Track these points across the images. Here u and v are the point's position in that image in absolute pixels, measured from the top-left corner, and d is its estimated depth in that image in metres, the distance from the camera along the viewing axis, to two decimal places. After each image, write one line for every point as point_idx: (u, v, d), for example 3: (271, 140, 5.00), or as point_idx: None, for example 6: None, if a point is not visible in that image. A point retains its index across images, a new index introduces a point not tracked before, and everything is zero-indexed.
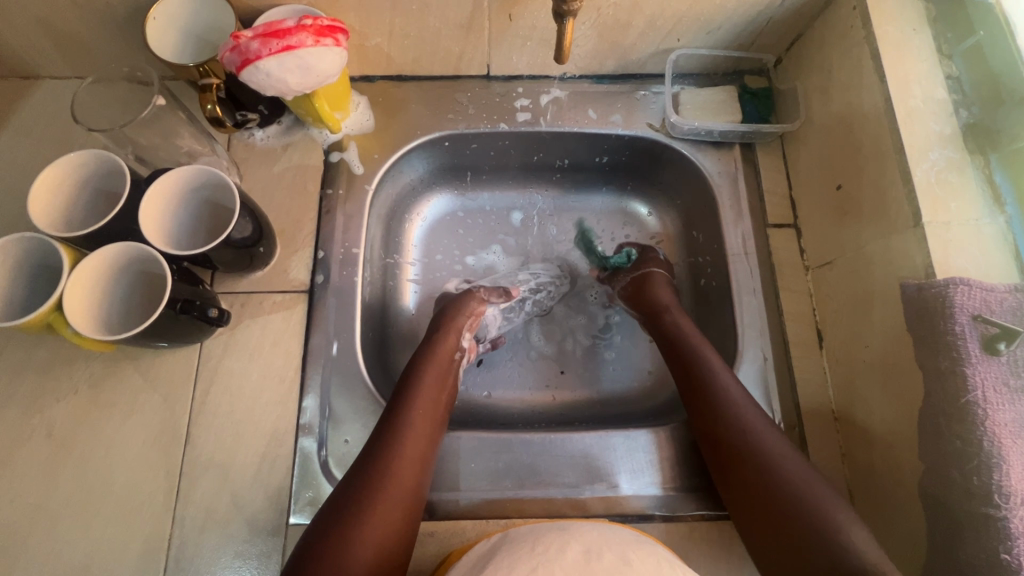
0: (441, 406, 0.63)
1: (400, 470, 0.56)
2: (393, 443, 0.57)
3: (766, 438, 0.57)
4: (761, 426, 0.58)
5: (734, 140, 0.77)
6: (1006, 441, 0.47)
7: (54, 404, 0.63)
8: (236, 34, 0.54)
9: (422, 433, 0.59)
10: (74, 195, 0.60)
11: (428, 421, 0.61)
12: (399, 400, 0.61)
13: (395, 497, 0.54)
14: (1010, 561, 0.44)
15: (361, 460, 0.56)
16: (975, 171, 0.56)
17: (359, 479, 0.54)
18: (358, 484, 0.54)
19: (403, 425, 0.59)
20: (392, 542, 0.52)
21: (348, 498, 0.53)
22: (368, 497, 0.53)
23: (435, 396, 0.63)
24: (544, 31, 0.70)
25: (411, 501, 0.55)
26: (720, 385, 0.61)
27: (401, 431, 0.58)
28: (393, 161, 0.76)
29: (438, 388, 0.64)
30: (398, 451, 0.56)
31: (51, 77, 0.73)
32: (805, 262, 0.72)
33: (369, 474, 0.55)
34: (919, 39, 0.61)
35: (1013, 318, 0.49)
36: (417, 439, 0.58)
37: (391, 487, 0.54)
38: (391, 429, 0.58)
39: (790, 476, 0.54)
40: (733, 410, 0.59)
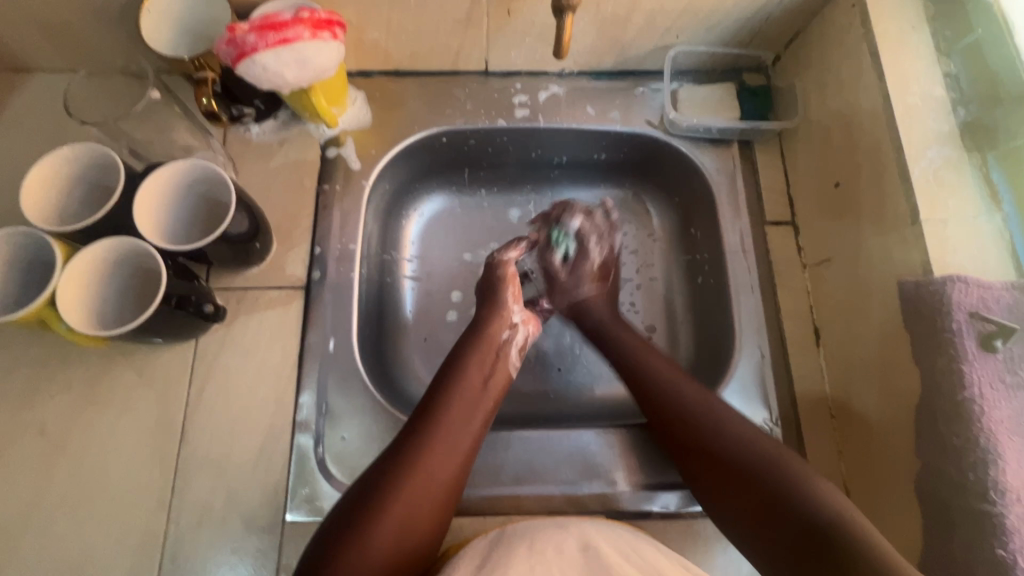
0: (485, 399, 0.62)
1: (432, 457, 0.55)
2: (426, 435, 0.56)
3: (720, 419, 0.58)
4: (716, 412, 0.59)
5: (733, 138, 0.77)
6: (1001, 437, 0.47)
7: (47, 401, 0.63)
8: (232, 27, 0.53)
9: (459, 424, 0.58)
10: (67, 189, 0.59)
11: (469, 414, 0.60)
12: (441, 387, 0.61)
13: (421, 492, 0.53)
14: (1004, 557, 0.44)
15: (392, 448, 0.56)
16: (972, 168, 0.56)
17: (386, 468, 0.54)
18: (387, 474, 0.53)
19: (441, 417, 0.58)
20: (414, 532, 0.52)
21: (378, 481, 0.53)
22: (394, 487, 0.53)
23: (479, 386, 0.62)
24: (542, 26, 0.70)
25: (440, 494, 0.54)
26: (658, 379, 0.63)
27: (437, 423, 0.57)
28: (390, 156, 0.75)
29: (482, 376, 0.63)
30: (432, 442, 0.56)
31: (42, 71, 0.72)
32: (803, 260, 0.72)
33: (396, 465, 0.54)
34: (917, 36, 0.61)
35: (1009, 315, 0.49)
36: (456, 433, 0.58)
37: (419, 478, 0.54)
38: (427, 421, 0.57)
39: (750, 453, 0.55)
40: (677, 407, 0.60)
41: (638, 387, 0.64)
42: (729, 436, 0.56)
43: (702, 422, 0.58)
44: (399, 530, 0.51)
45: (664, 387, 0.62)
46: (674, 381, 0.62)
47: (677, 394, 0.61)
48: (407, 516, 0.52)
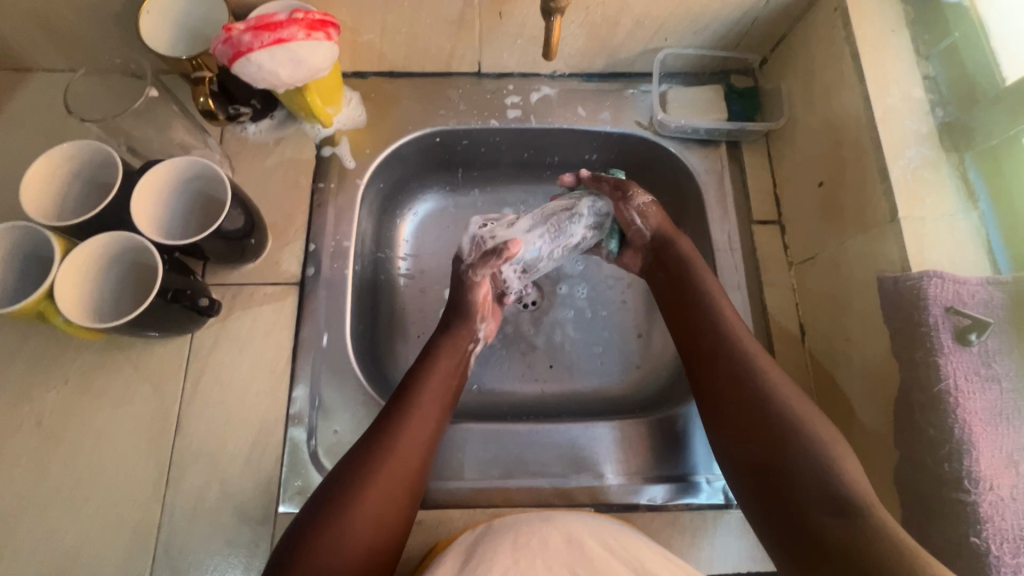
0: (449, 394, 0.63)
1: (398, 455, 0.56)
2: (392, 431, 0.57)
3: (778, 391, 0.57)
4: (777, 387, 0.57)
5: (721, 138, 0.78)
6: (976, 428, 0.48)
7: (43, 394, 0.64)
8: (228, 27, 0.55)
9: (427, 418, 0.60)
10: (66, 185, 0.60)
11: (435, 408, 0.61)
12: (405, 386, 0.62)
13: (389, 489, 0.54)
14: (978, 545, 0.46)
15: (358, 446, 0.56)
16: (950, 168, 0.58)
17: (350, 472, 0.54)
18: (353, 473, 0.54)
19: (407, 413, 0.59)
20: (383, 529, 0.53)
21: (344, 481, 0.53)
22: (360, 485, 0.53)
23: (444, 383, 0.64)
24: (533, 29, 0.71)
25: (408, 488, 0.56)
26: (729, 330, 0.62)
27: (404, 419, 0.58)
28: (384, 155, 0.77)
29: (447, 374, 0.64)
30: (398, 438, 0.57)
31: (43, 70, 0.73)
32: (788, 258, 0.73)
33: (362, 462, 0.55)
34: (897, 40, 0.63)
35: (984, 310, 0.51)
36: (422, 427, 0.59)
37: (387, 474, 0.55)
38: (391, 420, 0.58)
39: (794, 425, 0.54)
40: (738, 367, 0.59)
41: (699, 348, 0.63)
42: (786, 406, 0.55)
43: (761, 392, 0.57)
44: (370, 527, 0.52)
45: (743, 355, 0.60)
46: (744, 339, 0.61)
47: (756, 364, 0.59)
48: (379, 512, 0.53)
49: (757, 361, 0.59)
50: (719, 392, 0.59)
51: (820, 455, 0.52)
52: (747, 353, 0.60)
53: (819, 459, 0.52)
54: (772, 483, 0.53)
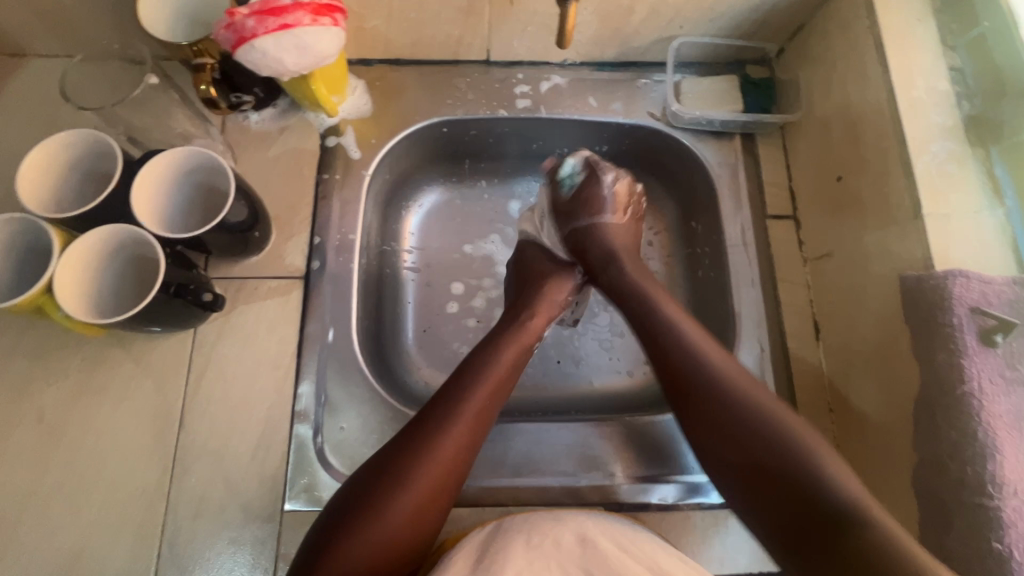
0: (508, 393, 0.60)
1: (448, 458, 0.53)
2: (449, 427, 0.54)
3: (754, 401, 0.54)
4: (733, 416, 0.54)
5: (735, 131, 0.76)
6: (1001, 432, 0.47)
7: (44, 389, 0.62)
8: (231, 11, 0.53)
9: (482, 418, 0.56)
10: (64, 176, 0.58)
11: (491, 406, 0.58)
12: (466, 379, 0.58)
13: (433, 492, 0.52)
14: (1001, 550, 0.45)
15: (410, 435, 0.54)
16: (975, 162, 0.56)
17: (391, 473, 0.51)
18: (395, 470, 0.51)
19: (466, 411, 0.56)
20: (418, 534, 0.51)
21: (390, 476, 0.51)
22: (404, 485, 0.51)
23: (510, 374, 0.61)
24: (545, 15, 0.69)
25: (451, 489, 0.53)
26: (684, 347, 0.59)
27: (462, 416, 0.55)
28: (390, 145, 0.75)
29: (511, 371, 0.61)
30: (453, 435, 0.54)
31: (38, 55, 0.71)
32: (803, 254, 0.72)
33: (414, 455, 0.52)
34: (923, 29, 0.60)
35: (1011, 310, 0.49)
36: (476, 425, 0.56)
37: (437, 472, 0.52)
38: (447, 416, 0.55)
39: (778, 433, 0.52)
40: (718, 388, 0.56)
41: (665, 363, 0.59)
42: (781, 429, 0.52)
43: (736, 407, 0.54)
44: (409, 523, 0.50)
45: (718, 388, 0.56)
46: (704, 359, 0.58)
47: (735, 388, 0.55)
48: (418, 508, 0.51)
49: (732, 380, 0.56)
50: (703, 422, 0.55)
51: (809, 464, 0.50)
52: (729, 387, 0.55)
53: (808, 478, 0.49)
54: (762, 497, 0.51)
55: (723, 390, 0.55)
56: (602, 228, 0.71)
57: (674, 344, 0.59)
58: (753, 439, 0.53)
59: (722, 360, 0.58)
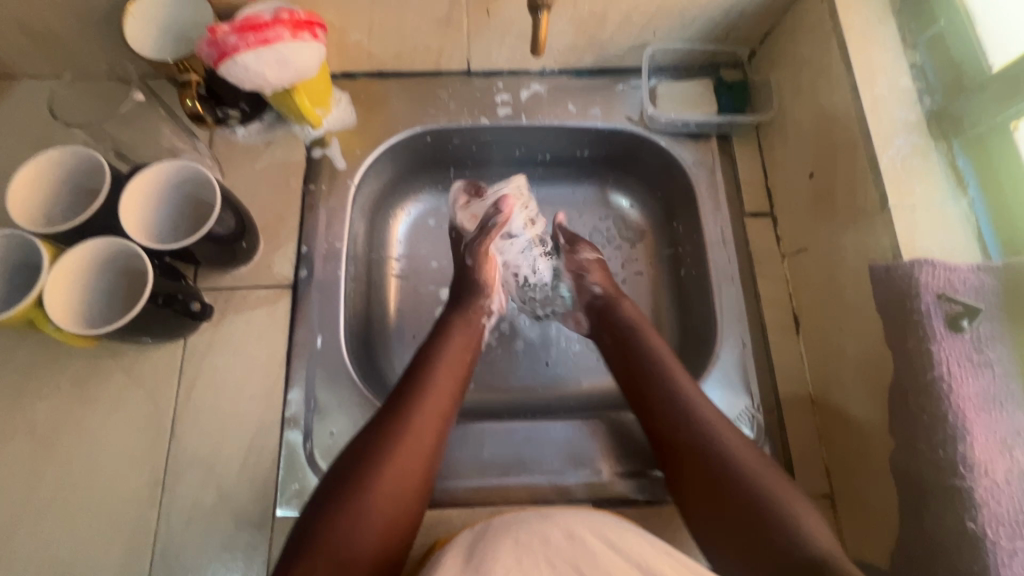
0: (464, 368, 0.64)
1: (420, 429, 0.56)
2: (410, 405, 0.57)
3: (697, 410, 0.59)
4: (714, 420, 0.58)
5: (711, 132, 0.78)
6: (969, 414, 0.48)
7: (36, 403, 0.63)
8: (212, 28, 0.54)
9: (441, 398, 0.59)
10: (54, 191, 0.60)
11: (450, 380, 0.61)
12: (421, 359, 0.63)
13: (411, 463, 0.54)
14: (974, 529, 0.46)
15: (377, 418, 0.57)
16: (939, 155, 0.58)
17: (371, 446, 0.54)
18: (375, 443, 0.54)
19: (425, 387, 0.59)
20: (403, 508, 0.53)
21: (367, 452, 0.54)
22: (383, 454, 0.54)
23: (459, 349, 0.65)
24: (521, 25, 0.71)
25: (429, 462, 0.56)
26: (677, 388, 0.61)
27: (422, 392, 0.59)
28: (375, 155, 0.76)
29: (461, 348, 0.65)
30: (417, 412, 0.57)
31: (27, 77, 0.72)
32: (781, 250, 0.74)
33: (385, 429, 0.55)
34: (884, 29, 0.63)
35: (976, 296, 0.50)
36: (442, 398, 0.59)
37: (409, 445, 0.55)
38: (410, 392, 0.59)
39: (747, 472, 0.53)
40: (693, 432, 0.57)
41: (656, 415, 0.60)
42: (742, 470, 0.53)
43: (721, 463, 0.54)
44: (393, 496, 0.52)
45: (723, 457, 0.55)
46: (672, 371, 0.63)
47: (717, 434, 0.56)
48: (401, 480, 0.53)
49: (722, 439, 0.56)
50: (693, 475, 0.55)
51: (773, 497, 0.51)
52: (740, 455, 0.54)
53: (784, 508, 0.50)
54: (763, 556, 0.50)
55: (700, 432, 0.57)
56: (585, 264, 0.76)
57: (675, 393, 0.61)
58: (739, 484, 0.53)
59: (704, 400, 0.60)
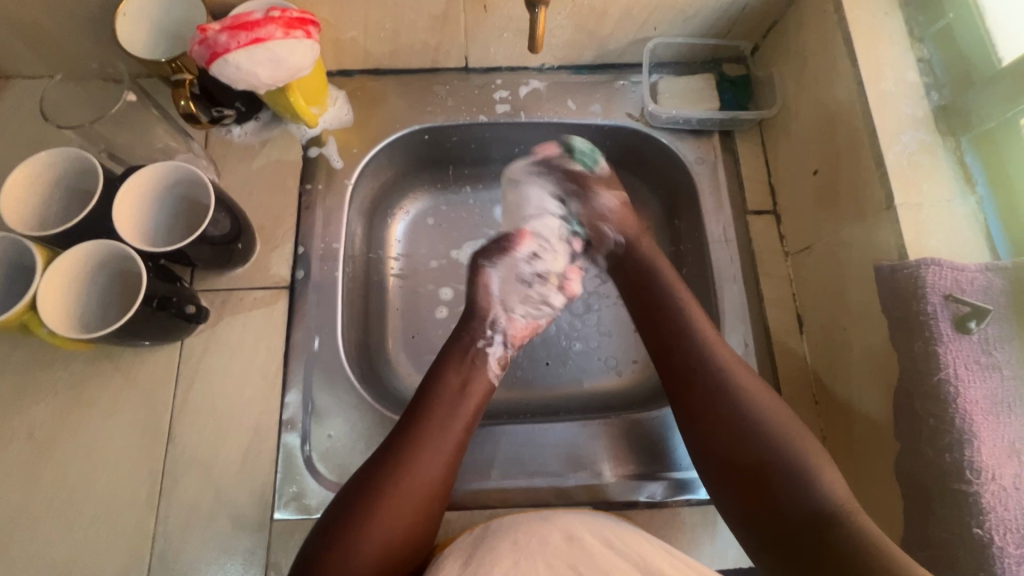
0: (481, 386, 0.62)
1: (415, 474, 0.54)
2: (422, 425, 0.57)
3: (735, 380, 0.57)
4: (732, 363, 0.58)
5: (713, 128, 0.77)
6: (977, 417, 0.47)
7: (34, 406, 0.63)
8: (203, 27, 0.54)
9: (442, 435, 0.57)
10: (47, 194, 0.59)
11: (451, 418, 0.58)
12: (426, 393, 0.60)
13: (403, 507, 0.52)
14: (982, 535, 0.45)
15: (375, 456, 0.55)
16: (946, 152, 0.56)
17: (366, 487, 0.53)
18: (368, 484, 0.53)
19: (422, 427, 0.57)
20: (396, 550, 0.51)
21: (359, 495, 0.52)
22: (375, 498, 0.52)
23: (464, 381, 0.62)
24: (519, 21, 0.70)
25: (425, 506, 0.54)
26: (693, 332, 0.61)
27: (419, 432, 0.56)
28: (372, 153, 0.75)
29: (468, 379, 0.62)
30: (414, 456, 0.55)
31: (22, 77, 0.72)
32: (785, 247, 0.73)
33: (379, 473, 0.53)
34: (890, 22, 0.61)
35: (984, 297, 0.49)
36: (442, 439, 0.57)
37: (402, 492, 0.53)
38: (410, 433, 0.56)
39: (777, 437, 0.53)
40: (730, 378, 0.57)
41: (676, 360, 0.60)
42: (774, 425, 0.54)
43: (737, 418, 0.55)
44: (383, 544, 0.51)
45: (746, 397, 0.56)
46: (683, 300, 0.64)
47: (737, 381, 0.57)
48: (391, 531, 0.51)
49: (729, 372, 0.57)
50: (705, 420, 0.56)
51: (800, 465, 0.51)
52: (740, 386, 0.56)
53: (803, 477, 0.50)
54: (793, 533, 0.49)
55: (722, 383, 0.57)
56: (600, 210, 0.73)
57: (688, 333, 0.61)
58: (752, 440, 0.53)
59: (716, 338, 0.60)
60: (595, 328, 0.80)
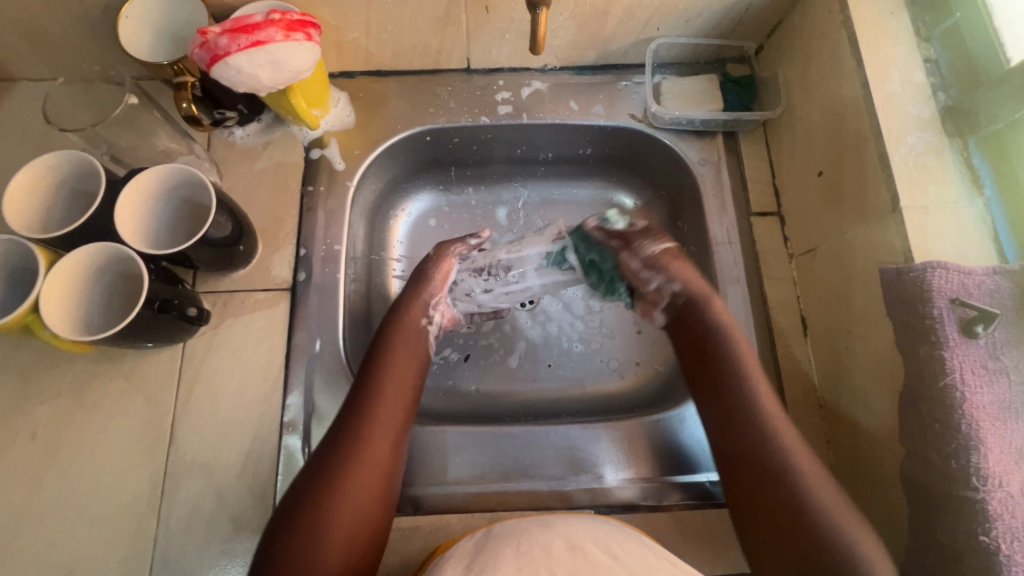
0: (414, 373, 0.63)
1: (373, 443, 0.55)
2: (362, 414, 0.56)
3: (783, 445, 0.53)
4: (777, 415, 0.55)
5: (717, 129, 0.76)
6: (983, 423, 0.47)
7: (37, 408, 0.63)
8: (204, 30, 0.54)
9: (392, 404, 0.58)
10: (51, 197, 0.60)
11: (400, 388, 0.60)
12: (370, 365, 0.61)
13: (364, 477, 0.53)
14: (988, 543, 0.45)
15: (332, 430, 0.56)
16: (953, 153, 0.56)
17: (326, 459, 0.53)
18: (329, 457, 0.53)
19: (374, 397, 0.58)
20: (362, 524, 0.52)
21: (320, 466, 0.53)
22: (338, 467, 0.53)
23: (408, 357, 0.63)
24: (521, 22, 0.70)
25: (384, 476, 0.55)
26: (755, 390, 0.57)
27: (374, 402, 0.57)
28: (374, 155, 0.75)
29: (409, 354, 0.64)
30: (367, 426, 0.56)
31: (26, 79, 0.72)
32: (789, 250, 0.72)
33: (336, 445, 0.54)
34: (896, 21, 0.61)
35: (991, 301, 0.49)
36: (393, 407, 0.58)
37: (364, 460, 0.54)
38: (360, 403, 0.57)
39: (824, 507, 0.50)
40: (777, 449, 0.53)
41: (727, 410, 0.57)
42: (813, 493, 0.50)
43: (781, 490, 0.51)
44: (351, 514, 0.51)
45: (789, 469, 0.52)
46: (739, 352, 0.60)
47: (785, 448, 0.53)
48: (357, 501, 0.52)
49: (777, 436, 0.54)
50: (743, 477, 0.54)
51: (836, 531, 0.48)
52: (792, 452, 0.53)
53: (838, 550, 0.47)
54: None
55: (762, 430, 0.54)
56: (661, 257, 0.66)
57: (737, 386, 0.58)
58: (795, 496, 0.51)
59: (768, 392, 0.57)
60: (597, 329, 0.79)
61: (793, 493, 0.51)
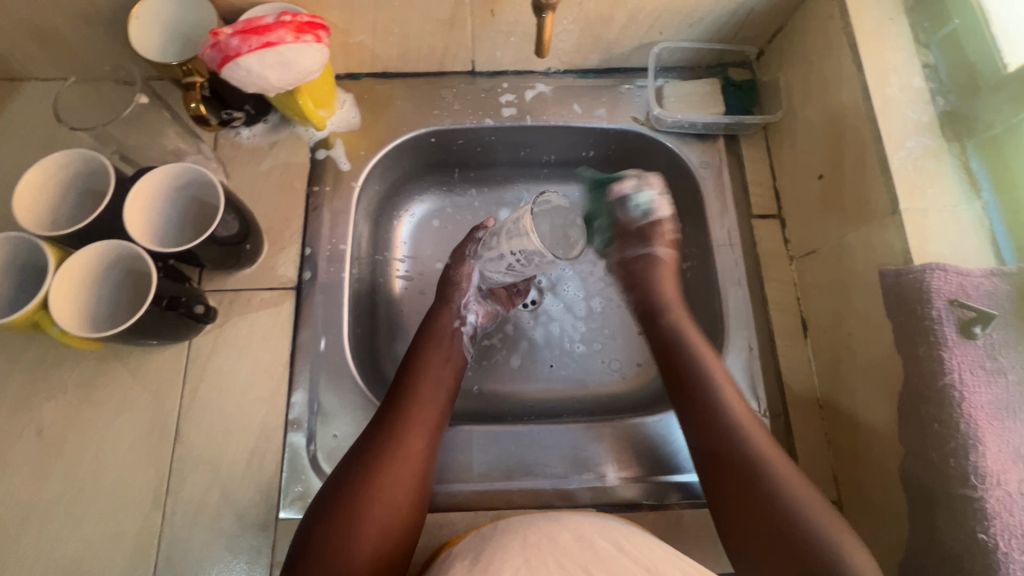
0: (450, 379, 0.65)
1: (407, 446, 0.57)
2: (399, 419, 0.58)
3: (750, 437, 0.56)
4: (743, 414, 0.58)
5: (718, 132, 0.77)
6: (981, 422, 0.47)
7: (43, 404, 0.64)
8: (215, 31, 0.54)
9: (427, 409, 0.60)
10: (59, 195, 0.60)
11: (434, 394, 0.62)
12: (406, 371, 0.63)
13: (399, 478, 0.55)
14: (987, 540, 0.45)
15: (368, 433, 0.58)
16: (951, 157, 0.57)
17: (362, 460, 0.55)
18: (365, 458, 0.56)
19: (408, 401, 0.60)
20: (396, 523, 0.53)
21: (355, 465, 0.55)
22: (374, 468, 0.55)
23: (443, 363, 0.65)
24: (526, 25, 0.70)
25: (419, 476, 0.56)
26: (716, 389, 0.60)
27: (407, 407, 0.59)
28: (379, 156, 0.76)
29: (444, 361, 0.65)
30: (402, 429, 0.58)
31: (35, 78, 0.73)
32: (790, 252, 0.73)
33: (372, 447, 0.56)
34: (895, 27, 0.62)
35: (988, 302, 0.49)
36: (428, 413, 0.60)
37: (399, 462, 0.56)
38: (397, 408, 0.59)
39: (793, 503, 0.52)
40: (749, 446, 0.56)
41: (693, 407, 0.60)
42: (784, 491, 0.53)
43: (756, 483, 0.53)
44: (385, 512, 0.53)
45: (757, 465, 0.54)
46: (698, 350, 0.64)
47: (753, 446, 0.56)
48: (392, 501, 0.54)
49: (742, 431, 0.57)
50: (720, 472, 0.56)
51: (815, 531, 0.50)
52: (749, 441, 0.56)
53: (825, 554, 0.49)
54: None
55: (730, 428, 0.57)
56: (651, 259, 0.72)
57: (708, 385, 0.60)
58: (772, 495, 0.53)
59: (733, 393, 0.60)
60: (598, 330, 0.80)
61: (756, 483, 0.54)
